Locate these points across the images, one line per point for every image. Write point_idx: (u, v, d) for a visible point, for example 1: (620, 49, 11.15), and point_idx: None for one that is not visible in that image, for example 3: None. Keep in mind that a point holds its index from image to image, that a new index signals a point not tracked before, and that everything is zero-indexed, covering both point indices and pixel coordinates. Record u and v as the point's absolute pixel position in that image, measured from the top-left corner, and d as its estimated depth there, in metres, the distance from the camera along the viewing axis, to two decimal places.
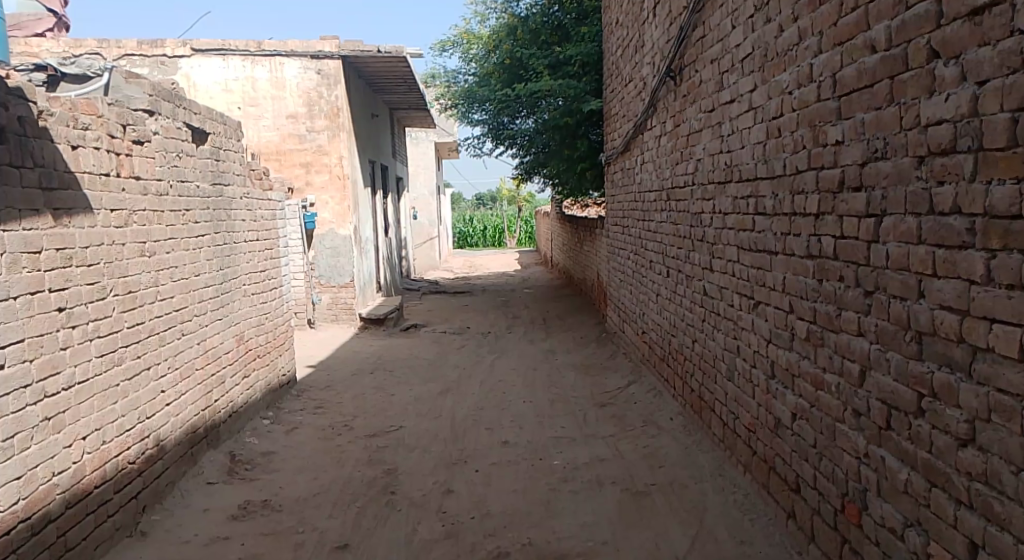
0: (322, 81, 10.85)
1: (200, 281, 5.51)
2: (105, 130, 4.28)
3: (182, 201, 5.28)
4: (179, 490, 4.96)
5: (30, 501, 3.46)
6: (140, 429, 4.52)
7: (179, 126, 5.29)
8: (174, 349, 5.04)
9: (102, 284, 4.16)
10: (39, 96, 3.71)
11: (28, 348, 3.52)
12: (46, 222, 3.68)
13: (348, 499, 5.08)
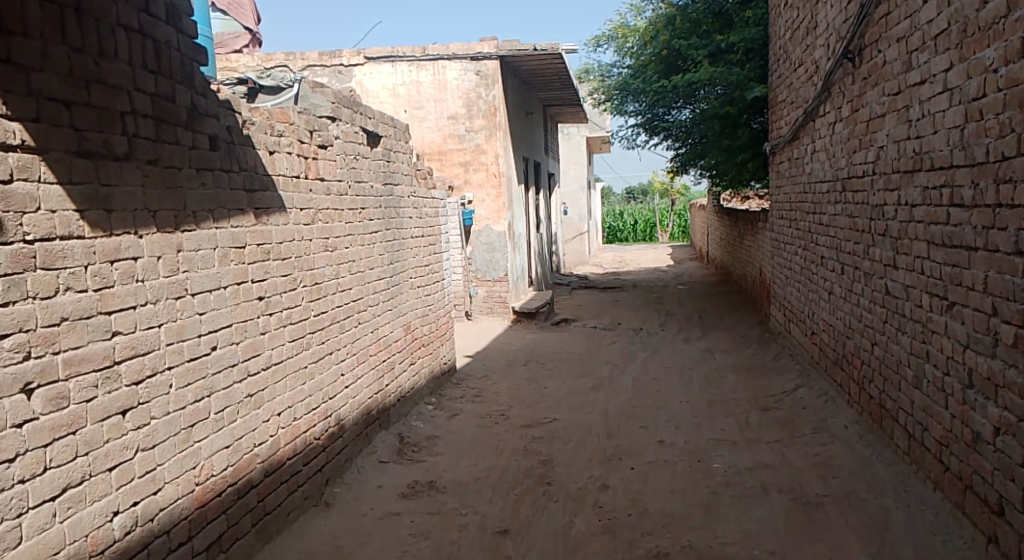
0: (480, 82, 11.14)
1: (374, 274, 5.87)
2: (295, 136, 4.66)
3: (359, 200, 5.64)
4: (356, 467, 5.33)
5: (236, 468, 3.86)
6: (324, 408, 4.90)
7: (357, 130, 5.65)
8: (351, 335, 5.40)
9: (293, 276, 4.54)
10: (243, 106, 4.11)
11: (236, 331, 3.91)
12: (248, 220, 4.06)
13: (507, 486, 5.21)
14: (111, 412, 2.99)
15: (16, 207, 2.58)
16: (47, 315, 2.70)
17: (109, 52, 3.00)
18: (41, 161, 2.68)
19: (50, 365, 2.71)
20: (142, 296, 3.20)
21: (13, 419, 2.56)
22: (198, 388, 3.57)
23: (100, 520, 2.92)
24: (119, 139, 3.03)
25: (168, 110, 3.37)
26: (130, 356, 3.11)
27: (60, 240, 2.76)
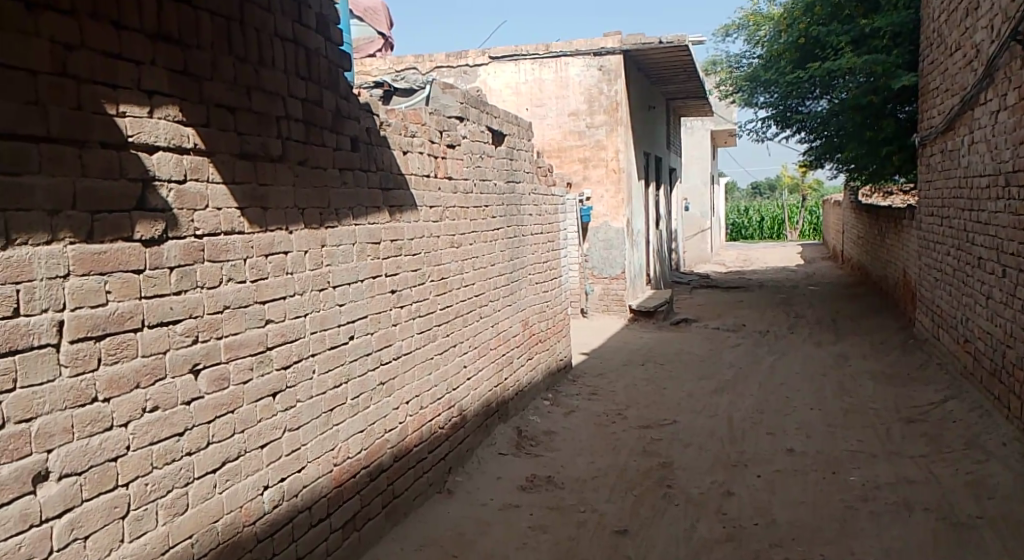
0: (603, 77, 11.08)
1: (496, 270, 5.98)
2: (427, 136, 4.81)
3: (483, 197, 5.75)
4: (477, 458, 5.45)
5: (369, 451, 4.06)
6: (448, 399, 5.05)
7: (483, 130, 5.76)
8: (473, 329, 5.52)
9: (422, 271, 4.70)
10: (381, 109, 4.29)
11: (371, 323, 4.10)
12: (383, 217, 4.23)
13: (626, 486, 5.17)
14: (263, 394, 3.22)
15: (190, 204, 2.80)
16: (213, 303, 2.93)
17: (267, 61, 3.22)
18: (209, 162, 2.90)
19: (214, 348, 2.94)
20: (291, 288, 3.41)
21: (184, 397, 2.79)
22: (337, 375, 3.77)
23: (252, 493, 3.16)
24: (274, 141, 3.26)
25: (316, 114, 3.58)
26: (280, 342, 3.33)
27: (224, 235, 2.98)
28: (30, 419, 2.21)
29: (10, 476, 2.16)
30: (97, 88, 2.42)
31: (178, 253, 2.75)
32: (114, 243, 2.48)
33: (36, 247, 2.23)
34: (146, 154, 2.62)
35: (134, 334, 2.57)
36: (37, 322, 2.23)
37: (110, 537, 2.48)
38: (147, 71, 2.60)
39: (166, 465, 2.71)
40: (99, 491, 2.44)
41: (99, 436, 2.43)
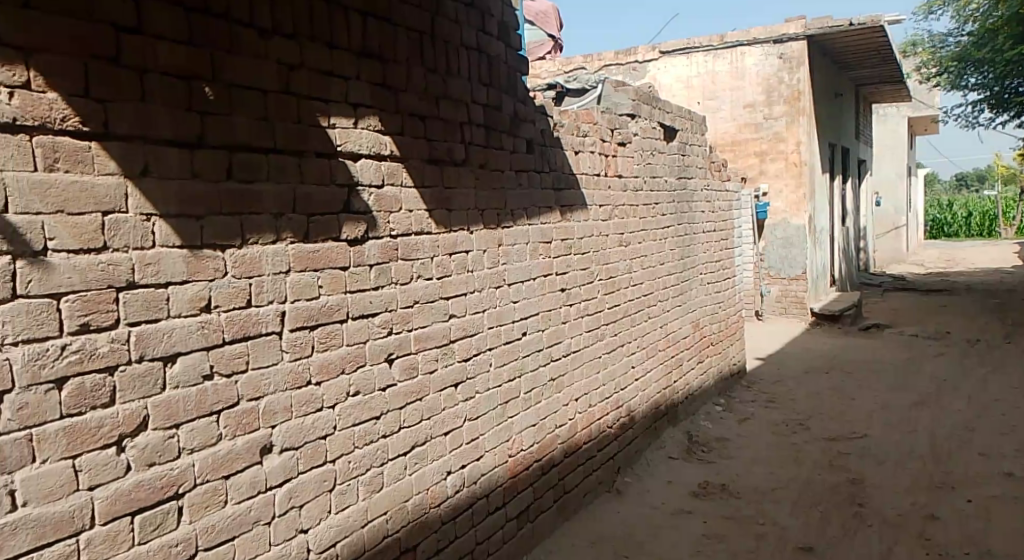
0: (784, 65, 10.51)
1: (665, 269, 5.89)
2: (598, 135, 4.83)
3: (653, 195, 5.67)
4: (646, 460, 5.43)
5: (542, 445, 4.18)
6: (616, 398, 5.06)
7: (654, 126, 5.69)
8: (642, 330, 5.48)
9: (591, 270, 4.74)
10: (554, 110, 4.38)
11: (542, 320, 4.20)
12: (555, 217, 4.31)
13: (811, 501, 4.89)
14: (447, 384, 3.41)
15: (386, 207, 3.03)
16: (404, 298, 3.14)
17: (453, 70, 3.41)
18: (403, 168, 3.11)
19: (406, 340, 3.15)
20: (471, 285, 3.58)
21: (381, 384, 3.02)
22: (511, 369, 3.91)
23: (437, 478, 3.36)
24: (458, 146, 3.43)
25: (496, 119, 3.73)
26: (461, 336, 3.51)
27: (415, 235, 3.19)
28: (258, 398, 2.50)
29: (243, 448, 2.45)
30: (313, 103, 2.69)
31: (376, 252, 2.98)
32: (326, 243, 2.74)
33: (265, 246, 2.51)
34: (351, 161, 2.86)
35: (341, 325, 2.82)
36: (265, 312, 2.51)
37: (319, 509, 2.75)
38: (353, 85, 2.85)
39: (365, 446, 2.95)
40: (312, 465, 2.71)
41: (312, 416, 2.70)
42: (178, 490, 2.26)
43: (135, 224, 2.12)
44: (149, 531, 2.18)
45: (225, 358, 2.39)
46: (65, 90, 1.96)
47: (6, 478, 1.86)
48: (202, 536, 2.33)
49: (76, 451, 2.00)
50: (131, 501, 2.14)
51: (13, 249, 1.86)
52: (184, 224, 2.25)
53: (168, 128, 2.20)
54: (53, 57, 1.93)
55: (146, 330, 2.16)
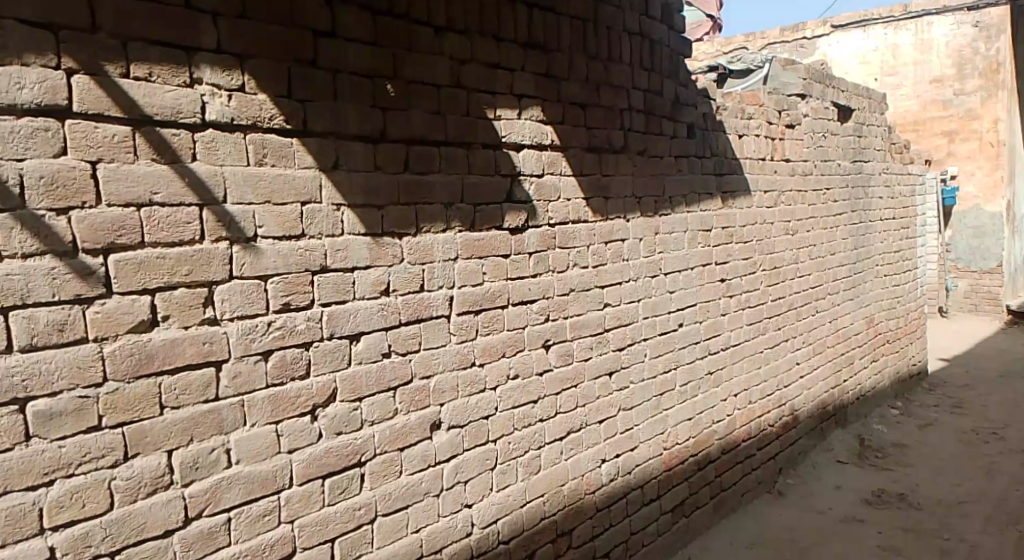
0: (980, 34, 9.46)
1: (836, 260, 5.53)
2: (765, 117, 4.61)
3: (824, 179, 5.34)
4: (811, 462, 5.17)
5: (698, 440, 4.10)
6: (778, 396, 4.85)
7: (827, 106, 5.35)
8: (808, 324, 5.20)
9: (754, 260, 4.55)
10: (717, 93, 4.23)
11: (700, 311, 4.10)
12: (716, 204, 4.18)
13: (1007, 519, 4.44)
14: (602, 372, 3.43)
15: (546, 195, 3.08)
16: (562, 285, 3.19)
17: (615, 56, 3.39)
18: (563, 157, 3.15)
19: (562, 327, 3.20)
20: (628, 274, 3.56)
21: (538, 369, 3.09)
22: (667, 360, 3.85)
23: (593, 465, 3.40)
24: (617, 133, 3.42)
25: (657, 104, 3.68)
26: (616, 325, 3.50)
27: (573, 223, 3.22)
28: (428, 376, 2.64)
29: (415, 423, 2.61)
30: (481, 95, 2.78)
31: (536, 240, 3.04)
32: (490, 231, 2.84)
33: (436, 234, 2.64)
34: (515, 151, 2.93)
35: (502, 310, 2.91)
36: (434, 296, 2.65)
37: (482, 486, 2.87)
38: (518, 76, 2.92)
39: (524, 428, 3.04)
40: (475, 444, 2.83)
41: (475, 396, 2.82)
42: (361, 458, 2.45)
43: (328, 214, 2.31)
44: (337, 494, 2.39)
45: (399, 338, 2.54)
46: (272, 91, 2.16)
47: (224, 438, 2.11)
48: (380, 503, 2.51)
49: (279, 417, 2.23)
50: (322, 465, 2.34)
51: (231, 235, 2.09)
52: (368, 213, 2.42)
53: (355, 124, 2.36)
54: (263, 62, 2.13)
55: (336, 310, 2.35)
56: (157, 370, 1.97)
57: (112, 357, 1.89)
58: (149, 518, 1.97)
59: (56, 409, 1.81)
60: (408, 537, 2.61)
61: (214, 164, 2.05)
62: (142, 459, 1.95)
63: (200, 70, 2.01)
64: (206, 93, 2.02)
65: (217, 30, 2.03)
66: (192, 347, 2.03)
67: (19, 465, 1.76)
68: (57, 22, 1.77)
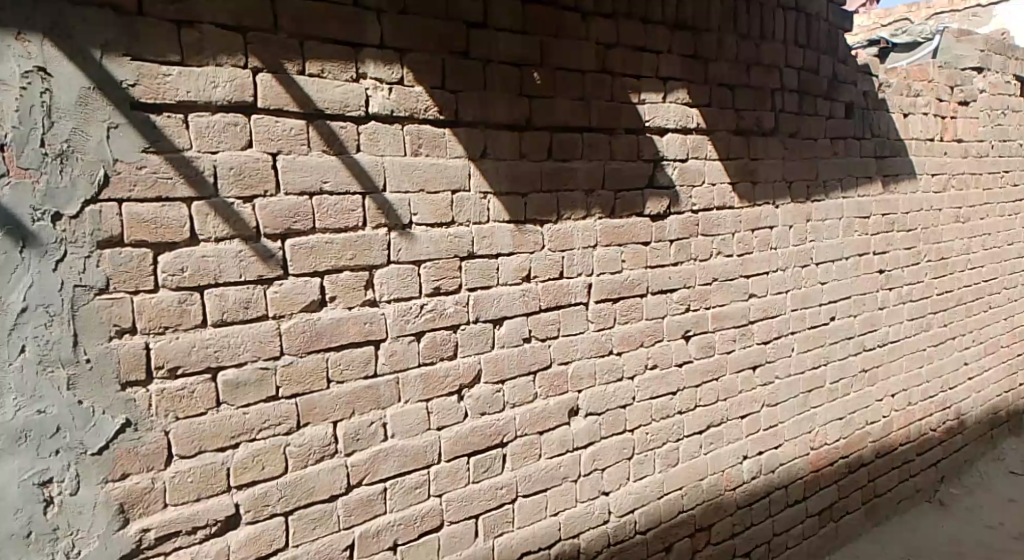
0: None
1: (1014, 251, 5.03)
2: (934, 94, 4.24)
3: (1003, 161, 4.85)
4: (978, 471, 4.76)
5: (849, 441, 3.88)
6: (942, 398, 4.49)
7: (1009, 80, 4.84)
8: (979, 320, 4.77)
9: (917, 250, 4.22)
10: (880, 69, 3.95)
11: (855, 304, 3.86)
12: (876, 189, 3.91)
13: None
14: (745, 366, 3.31)
15: (690, 181, 3.01)
16: (704, 274, 3.10)
17: (767, 34, 3.25)
18: (709, 141, 3.06)
19: (704, 317, 3.12)
20: (776, 263, 3.41)
21: (679, 359, 3.03)
22: (817, 355, 3.67)
23: (734, 461, 3.31)
24: (768, 115, 3.28)
25: (812, 83, 3.49)
26: (762, 317, 3.37)
27: (718, 209, 3.13)
28: (568, 362, 2.67)
29: (554, 408, 2.64)
30: (626, 80, 2.76)
31: (678, 227, 2.98)
32: (632, 218, 2.82)
33: (577, 221, 2.65)
34: (658, 136, 2.89)
35: (641, 299, 2.88)
36: (575, 283, 2.66)
37: (619, 474, 2.87)
38: (665, 59, 2.87)
39: (662, 419, 3.00)
40: (613, 432, 2.83)
41: (613, 385, 2.81)
42: (503, 439, 2.52)
43: (475, 201, 2.38)
44: (480, 473, 2.47)
45: (540, 324, 2.58)
46: (428, 83, 2.25)
47: (380, 413, 2.23)
48: (521, 484, 2.58)
49: (429, 396, 2.33)
50: (467, 445, 2.43)
51: (388, 222, 2.20)
52: (512, 201, 2.47)
53: (502, 113, 2.42)
54: (420, 55, 2.23)
55: (481, 295, 2.42)
56: (324, 347, 2.11)
57: (287, 334, 2.05)
58: (316, 483, 2.13)
59: (241, 379, 1.98)
60: (547, 520, 2.66)
61: (375, 154, 2.16)
62: (311, 428, 2.11)
63: (365, 65, 2.13)
64: (369, 87, 2.14)
65: (380, 26, 2.14)
66: (354, 326, 2.16)
67: (211, 428, 1.95)
68: (246, 24, 1.93)
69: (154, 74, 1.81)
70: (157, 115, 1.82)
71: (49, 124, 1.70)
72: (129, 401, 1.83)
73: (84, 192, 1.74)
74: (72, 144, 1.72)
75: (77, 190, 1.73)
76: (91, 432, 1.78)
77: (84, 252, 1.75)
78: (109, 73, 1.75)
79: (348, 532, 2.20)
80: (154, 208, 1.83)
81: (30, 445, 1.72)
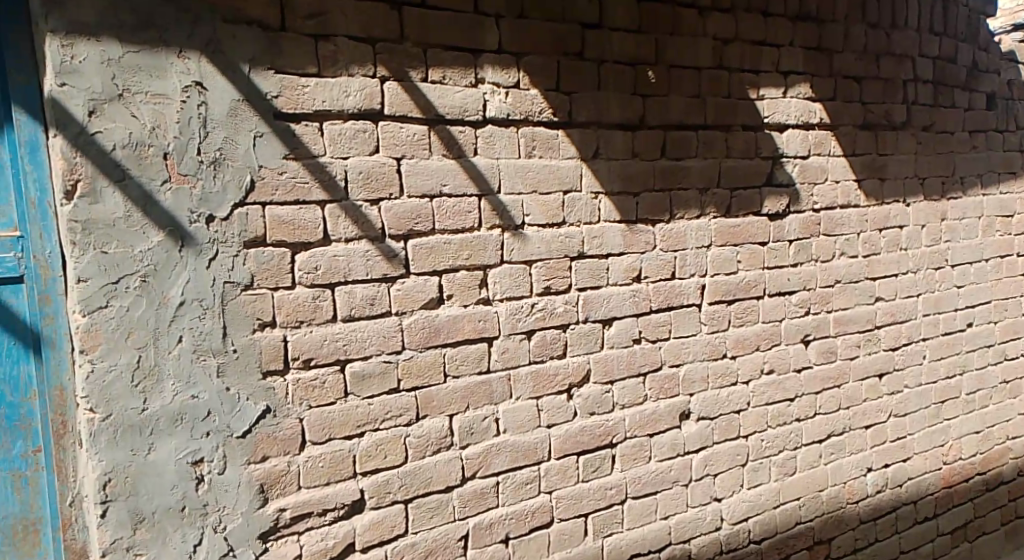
0: None
1: None
2: None
3: None
4: None
5: (986, 457, 3.62)
6: None
7: None
8: None
9: None
10: None
11: (995, 310, 3.59)
12: (1021, 185, 3.62)
13: None
14: (870, 373, 3.16)
15: (812, 178, 2.90)
16: (826, 276, 2.98)
17: (899, 22, 3.08)
18: (833, 136, 2.94)
19: (825, 321, 2.99)
20: (906, 265, 3.23)
21: (797, 364, 2.93)
22: (950, 364, 3.44)
23: (856, 472, 3.16)
24: (898, 107, 3.11)
25: (948, 72, 3.28)
26: (889, 322, 3.20)
27: (841, 208, 3.00)
28: (679, 364, 2.64)
29: (665, 410, 2.62)
30: (745, 76, 2.69)
31: (798, 226, 2.88)
32: (748, 217, 2.75)
33: (691, 220, 2.62)
34: (778, 132, 2.80)
35: (757, 301, 2.81)
36: (687, 284, 2.63)
37: (732, 481, 2.81)
38: (787, 52, 2.78)
39: (778, 426, 2.91)
40: (726, 437, 2.78)
41: (727, 389, 2.76)
42: (613, 440, 2.52)
43: (587, 201, 2.40)
44: (590, 472, 2.49)
45: (651, 325, 2.57)
46: (543, 85, 2.28)
47: (493, 408, 2.29)
48: (630, 485, 2.57)
49: (540, 394, 2.37)
50: (577, 443, 2.45)
51: (503, 223, 2.25)
52: (625, 201, 2.47)
53: (616, 112, 2.42)
54: (536, 58, 2.27)
55: (591, 295, 2.43)
56: (441, 343, 2.19)
57: (408, 329, 2.14)
58: (433, 473, 2.21)
59: (366, 371, 2.09)
60: (657, 523, 2.64)
61: (491, 156, 2.22)
62: (428, 420, 2.20)
63: (483, 70, 2.19)
64: (487, 91, 2.20)
65: (498, 32, 2.20)
66: (469, 323, 2.23)
67: (338, 417, 2.06)
68: (375, 35, 2.03)
69: (294, 86, 1.94)
70: (296, 123, 1.95)
71: (204, 133, 1.85)
72: (269, 389, 1.97)
73: (233, 196, 1.89)
74: (224, 152, 1.87)
75: (227, 195, 1.88)
76: (236, 416, 1.93)
77: (232, 251, 1.89)
78: (255, 86, 1.89)
79: (463, 522, 2.27)
80: (292, 210, 1.96)
81: (184, 427, 1.88)
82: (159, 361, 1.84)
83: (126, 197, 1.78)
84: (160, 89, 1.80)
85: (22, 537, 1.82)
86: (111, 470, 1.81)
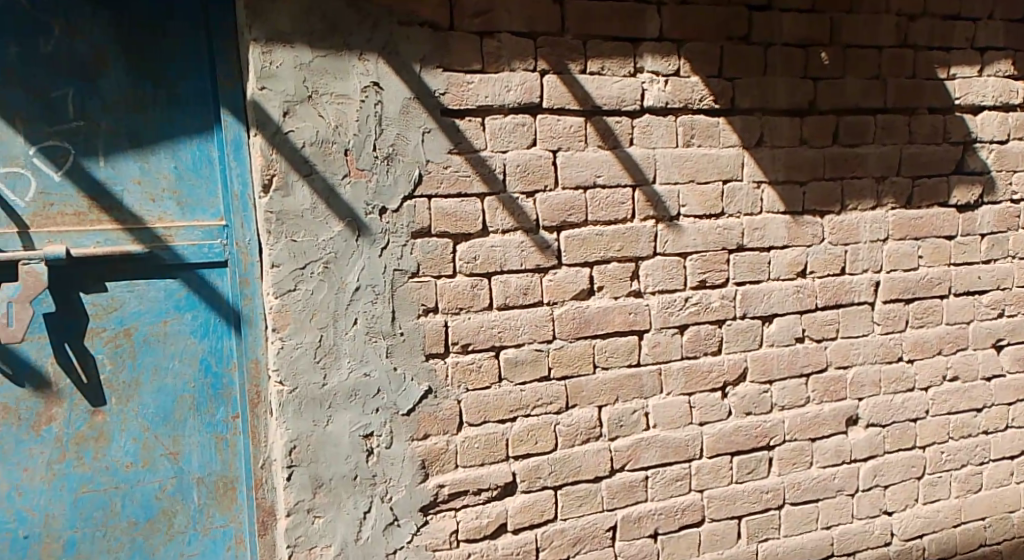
0: None
1: None
2: None
3: None
4: None
5: None
6: None
7: None
8: None
9: None
10: None
11: None
12: None
13: None
14: None
15: (1010, 165, 2.61)
16: None
17: None
18: None
19: (1021, 325, 2.70)
20: None
21: (986, 372, 2.67)
22: None
23: None
24: None
25: None
26: None
27: None
28: (847, 366, 2.49)
29: (830, 414, 2.48)
30: (933, 54, 2.48)
31: (992, 219, 2.61)
32: (932, 209, 2.53)
33: (864, 212, 2.45)
34: (971, 115, 2.55)
35: (940, 301, 2.58)
36: (858, 280, 2.47)
37: (905, 494, 2.62)
38: (984, 26, 2.52)
39: (961, 438, 2.67)
40: (899, 446, 2.58)
41: (902, 395, 2.56)
42: (770, 442, 2.43)
43: (748, 192, 2.31)
44: (744, 473, 2.41)
45: (816, 323, 2.44)
46: (704, 72, 2.23)
47: (644, 402, 2.29)
48: (789, 490, 2.47)
49: (692, 390, 2.33)
50: (731, 443, 2.39)
51: (657, 214, 2.23)
52: (790, 191, 2.36)
53: (784, 98, 2.31)
54: (698, 45, 2.21)
55: (749, 290, 2.35)
56: (592, 334, 2.21)
57: (560, 319, 2.18)
58: (583, 463, 2.24)
59: (520, 358, 2.15)
60: (818, 532, 2.52)
61: (647, 147, 2.20)
62: (578, 410, 2.23)
63: (643, 59, 2.17)
64: (646, 81, 2.18)
65: (659, 20, 2.17)
66: (620, 315, 2.23)
67: (493, 401, 2.15)
68: (538, 30, 2.07)
69: (460, 82, 2.02)
70: (460, 119, 2.04)
71: (380, 131, 1.98)
72: (431, 370, 2.08)
73: (403, 189, 2.01)
74: (396, 148, 1.99)
75: (398, 188, 2.00)
76: (402, 395, 2.07)
77: (401, 241, 2.02)
78: (425, 84, 2.00)
79: (612, 513, 2.29)
80: (454, 202, 2.05)
81: (358, 402, 2.04)
82: (337, 341, 2.00)
83: (313, 191, 1.95)
84: (343, 90, 1.95)
85: (222, 493, 2.06)
86: (296, 437, 2.00)
